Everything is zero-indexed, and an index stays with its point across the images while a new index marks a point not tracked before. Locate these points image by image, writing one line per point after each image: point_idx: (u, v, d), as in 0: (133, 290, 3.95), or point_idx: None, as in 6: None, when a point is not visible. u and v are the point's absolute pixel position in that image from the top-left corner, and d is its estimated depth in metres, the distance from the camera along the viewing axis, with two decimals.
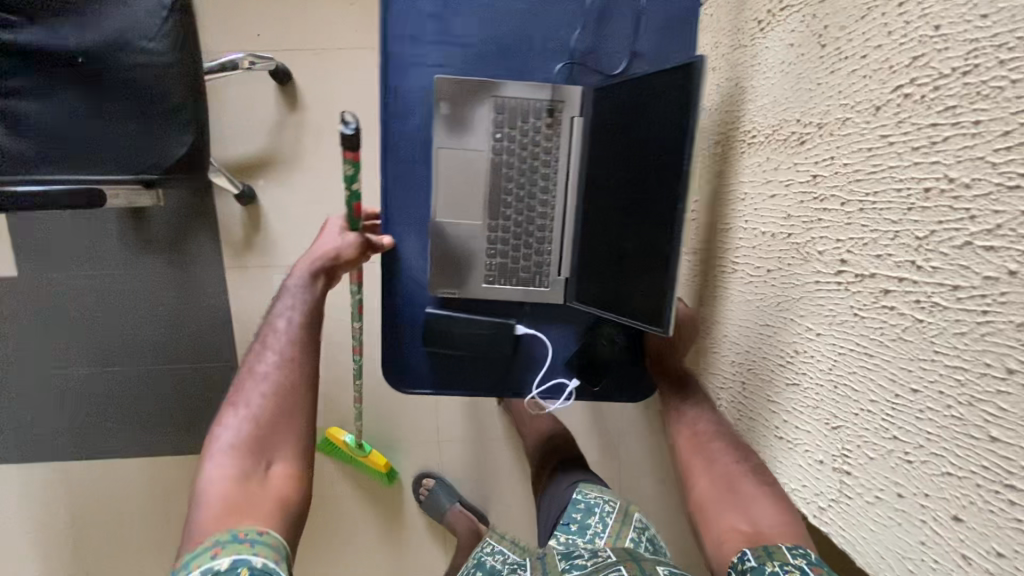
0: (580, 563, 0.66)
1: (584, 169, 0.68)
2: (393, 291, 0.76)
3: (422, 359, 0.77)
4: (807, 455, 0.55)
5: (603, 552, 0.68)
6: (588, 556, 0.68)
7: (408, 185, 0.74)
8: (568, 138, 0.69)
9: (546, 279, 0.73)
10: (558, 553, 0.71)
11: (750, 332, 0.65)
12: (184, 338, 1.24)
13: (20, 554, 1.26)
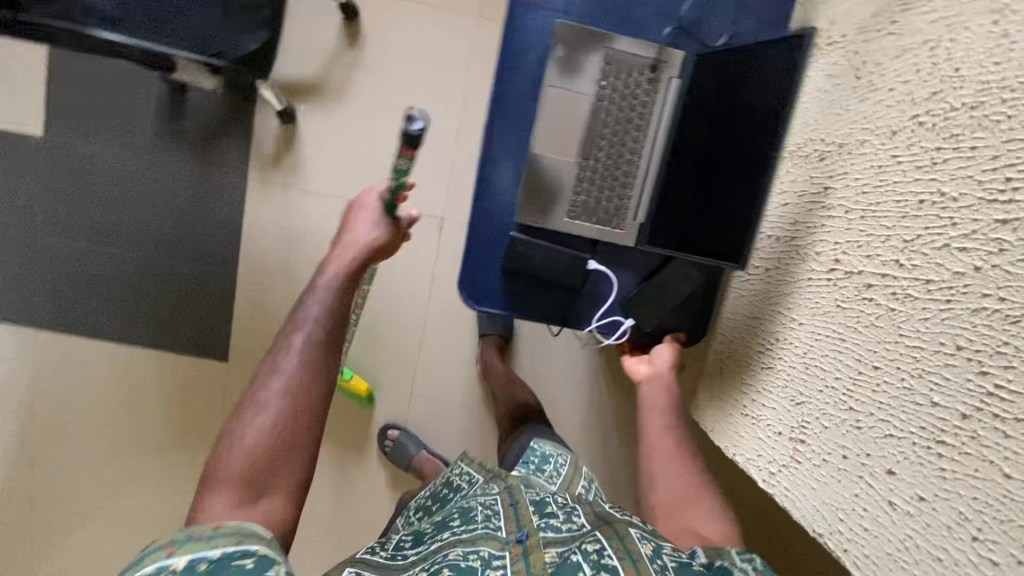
0: (555, 523, 0.71)
1: (675, 128, 0.69)
2: (478, 211, 0.74)
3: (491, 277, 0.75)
4: (768, 428, 0.62)
5: (577, 514, 0.74)
6: (564, 516, 0.72)
7: (501, 114, 0.73)
8: (663, 99, 0.70)
9: (621, 223, 0.72)
10: (531, 504, 0.74)
11: (739, 324, 0.72)
12: (196, 240, 1.28)
13: None
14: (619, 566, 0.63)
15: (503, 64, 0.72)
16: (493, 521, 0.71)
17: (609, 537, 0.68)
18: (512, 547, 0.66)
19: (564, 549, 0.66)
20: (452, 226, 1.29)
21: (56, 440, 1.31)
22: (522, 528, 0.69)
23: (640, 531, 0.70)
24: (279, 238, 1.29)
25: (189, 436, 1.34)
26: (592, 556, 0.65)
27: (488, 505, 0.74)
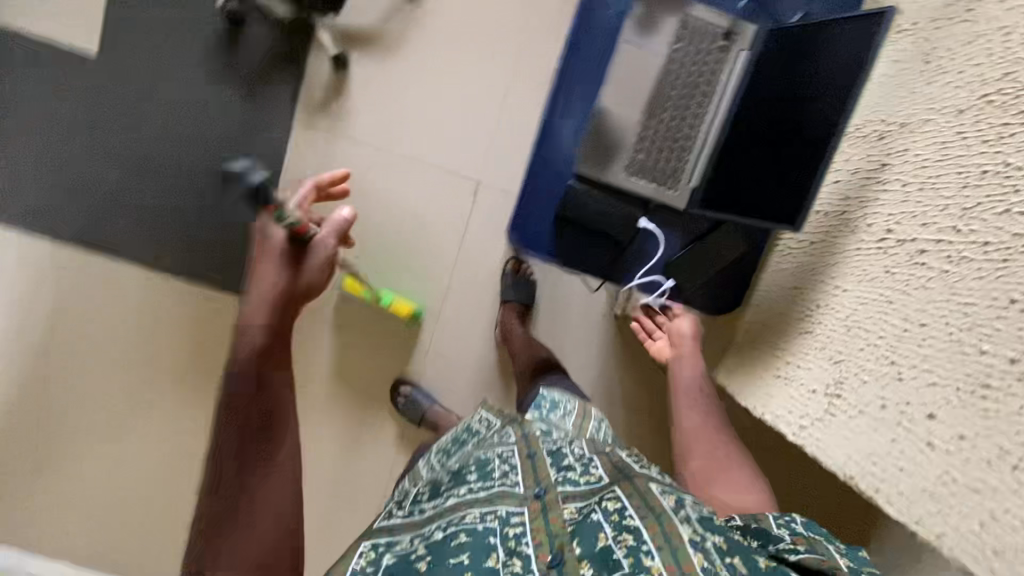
0: (574, 478, 0.78)
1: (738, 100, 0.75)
2: (545, 159, 0.87)
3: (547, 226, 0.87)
4: (802, 387, 0.69)
5: (594, 466, 0.81)
6: (582, 470, 0.80)
7: (582, 78, 0.87)
8: (732, 69, 0.75)
9: (676, 184, 0.78)
10: (548, 456, 0.82)
11: (777, 293, 0.78)
12: (234, 175, 1.29)
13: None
14: (641, 526, 0.70)
15: (577, 49, 0.87)
16: (510, 476, 0.78)
17: (629, 495, 0.74)
18: (530, 504, 0.74)
19: (583, 507, 0.74)
20: (486, 190, 1.32)
21: (73, 361, 1.33)
22: (540, 484, 0.76)
23: (660, 485, 0.77)
24: (316, 184, 1.31)
25: (204, 370, 1.36)
26: (613, 517, 0.72)
27: (506, 458, 0.82)
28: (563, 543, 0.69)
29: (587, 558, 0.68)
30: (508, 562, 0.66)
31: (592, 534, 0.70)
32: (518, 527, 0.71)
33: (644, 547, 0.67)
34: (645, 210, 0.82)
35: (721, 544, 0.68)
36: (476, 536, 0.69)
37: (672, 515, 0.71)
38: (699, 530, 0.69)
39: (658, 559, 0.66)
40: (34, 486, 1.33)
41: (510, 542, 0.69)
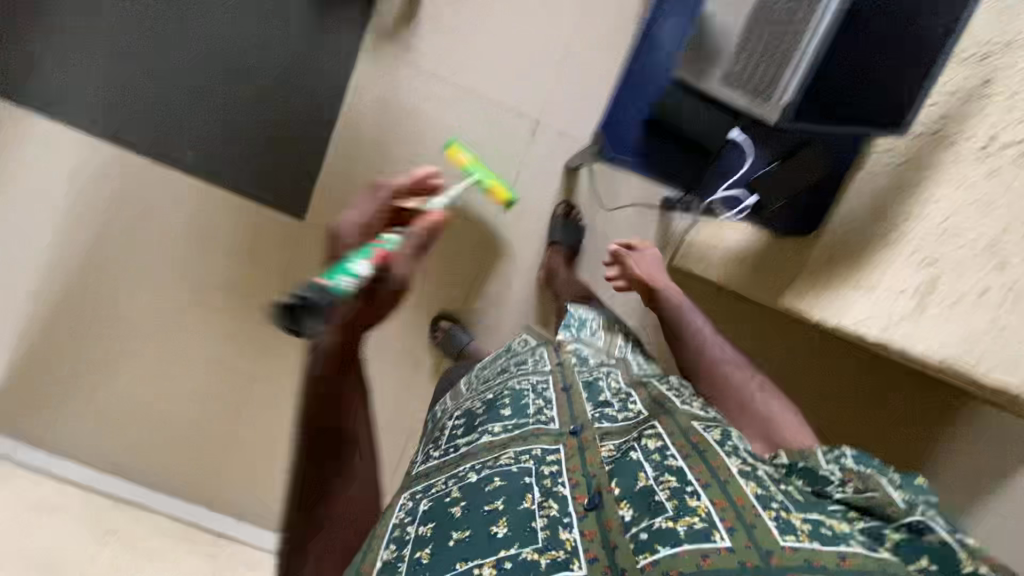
0: (612, 415, 0.82)
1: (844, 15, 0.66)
2: (644, 63, 0.91)
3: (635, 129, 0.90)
4: (889, 291, 0.71)
5: (632, 403, 0.86)
6: (621, 407, 0.84)
7: None
8: None
9: (767, 102, 0.73)
10: (585, 390, 0.87)
11: (859, 209, 0.79)
12: (297, 96, 1.33)
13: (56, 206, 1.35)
14: (684, 466, 0.69)
15: None
16: (548, 411, 0.84)
17: (670, 434, 0.75)
18: (567, 441, 0.77)
19: (622, 445, 0.75)
20: (543, 129, 1.33)
21: (134, 266, 1.40)
22: (576, 422, 0.81)
23: (704, 424, 0.78)
24: (378, 110, 1.34)
25: (256, 286, 1.42)
26: (654, 456, 0.71)
27: (545, 396, 0.88)
28: (602, 483, 0.69)
29: (626, 496, 0.66)
30: (546, 505, 0.66)
31: (634, 473, 0.69)
32: (554, 467, 0.72)
33: (689, 488, 0.65)
34: (736, 122, 0.80)
35: (771, 477, 0.68)
36: (510, 482, 0.69)
37: (720, 450, 0.70)
38: (748, 461, 0.70)
39: (705, 496, 0.64)
40: (98, 372, 1.46)
41: (546, 482, 0.70)
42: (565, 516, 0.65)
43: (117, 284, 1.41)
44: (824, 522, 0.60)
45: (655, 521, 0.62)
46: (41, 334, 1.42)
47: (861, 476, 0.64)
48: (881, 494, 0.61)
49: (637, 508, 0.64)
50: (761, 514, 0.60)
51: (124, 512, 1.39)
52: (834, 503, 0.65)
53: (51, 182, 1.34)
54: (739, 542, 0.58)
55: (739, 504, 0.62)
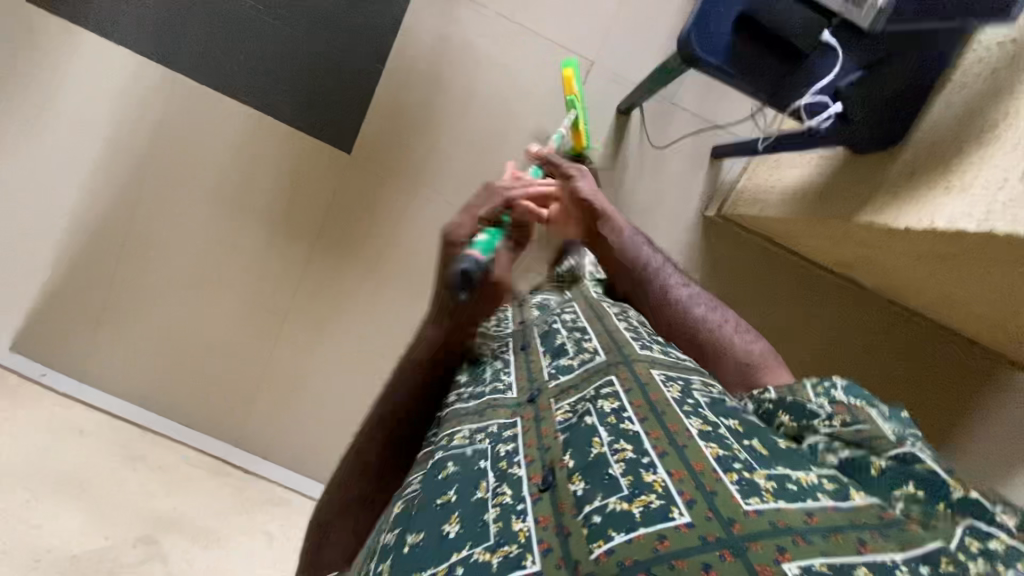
0: (567, 364, 0.75)
1: None
2: None
3: (725, 26, 0.77)
4: (987, 182, 0.66)
5: (587, 342, 0.78)
6: (575, 351, 0.77)
7: None
8: None
9: (862, 8, 0.76)
10: (544, 347, 0.81)
11: (953, 118, 0.74)
12: (352, 26, 1.33)
13: (99, 131, 1.36)
14: (641, 431, 0.57)
15: None
16: (507, 379, 0.77)
17: (628, 390, 0.64)
18: (524, 413, 0.69)
19: (576, 405, 0.65)
20: (597, 70, 1.34)
21: (175, 194, 1.39)
22: (534, 387, 0.73)
23: (664, 371, 0.68)
24: (430, 44, 1.34)
25: (297, 220, 1.41)
26: (609, 419, 0.60)
27: (503, 360, 0.82)
28: (555, 457, 0.59)
29: (579, 469, 0.55)
30: (500, 491, 0.57)
31: (586, 442, 0.58)
32: (512, 446, 0.63)
33: (646, 460, 0.54)
34: (829, 24, 0.77)
35: (734, 429, 0.59)
36: (466, 469, 0.62)
37: (679, 410, 0.60)
38: (710, 419, 0.60)
39: (662, 469, 0.52)
40: (126, 303, 1.44)
41: (501, 464, 0.61)
42: (518, 502, 0.55)
43: (157, 212, 1.40)
44: (789, 476, 0.52)
45: (609, 502, 0.50)
46: (78, 260, 1.41)
47: (848, 409, 0.58)
48: (865, 427, 0.56)
49: (590, 482, 0.53)
50: (721, 477, 0.51)
51: (153, 444, 1.37)
52: (814, 437, 0.58)
53: (96, 106, 1.35)
54: (701, 517, 0.47)
55: (698, 472, 0.51)
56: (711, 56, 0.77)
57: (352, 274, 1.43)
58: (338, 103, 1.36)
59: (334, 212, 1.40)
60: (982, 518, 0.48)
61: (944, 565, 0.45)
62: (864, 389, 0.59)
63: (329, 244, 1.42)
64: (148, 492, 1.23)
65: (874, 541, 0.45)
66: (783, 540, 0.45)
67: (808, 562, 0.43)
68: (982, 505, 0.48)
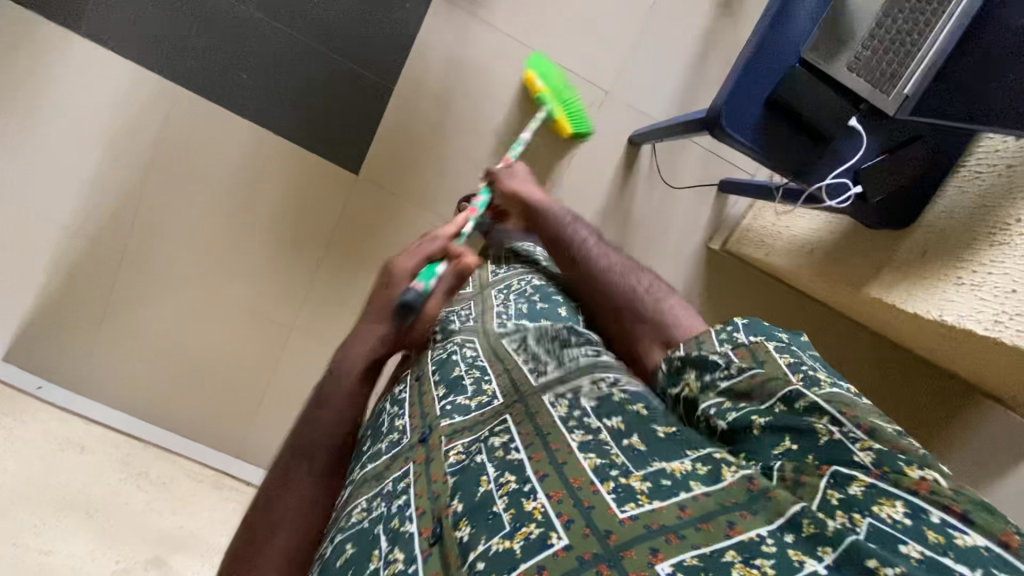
0: (462, 405, 0.66)
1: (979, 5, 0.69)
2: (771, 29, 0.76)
3: (756, 104, 0.78)
4: (995, 288, 0.70)
5: (488, 383, 0.68)
6: (473, 391, 0.67)
7: None
8: None
9: (890, 89, 0.74)
10: (436, 371, 0.74)
11: (959, 216, 0.79)
12: (366, 44, 1.30)
13: (91, 139, 1.31)
14: (525, 458, 0.54)
15: None
16: (401, 425, 0.69)
17: (518, 422, 0.59)
18: (416, 457, 0.62)
19: (471, 444, 0.59)
20: (613, 99, 1.33)
21: (173, 207, 1.35)
22: (425, 425, 0.65)
23: (553, 393, 0.62)
24: (443, 66, 1.32)
25: (302, 237, 1.39)
26: (497, 455, 0.55)
27: (400, 401, 0.74)
28: (444, 505, 0.53)
29: (466, 513, 0.51)
30: (393, 559, 0.52)
31: (474, 480, 0.54)
32: (404, 498, 0.57)
33: (527, 487, 0.51)
34: (856, 110, 0.78)
35: (616, 427, 0.56)
36: (362, 543, 0.56)
37: (563, 428, 0.56)
38: (591, 425, 0.56)
39: (542, 493, 0.50)
40: (121, 316, 1.41)
41: (393, 522, 0.56)
42: (409, 566, 0.50)
43: (155, 225, 1.36)
44: (663, 470, 0.50)
45: (492, 543, 0.47)
46: (73, 270, 1.36)
47: (742, 358, 0.55)
48: (755, 373, 0.53)
49: (475, 526, 0.49)
50: (598, 489, 0.49)
51: (155, 458, 1.35)
52: (709, 402, 0.56)
53: (89, 113, 1.29)
54: (577, 536, 0.45)
55: (576, 488, 0.49)
56: (736, 133, 0.78)
57: (358, 291, 1.42)
58: (346, 121, 1.34)
59: (340, 232, 1.38)
60: (846, 463, 0.44)
61: (805, 528, 0.42)
62: (765, 323, 0.59)
63: (333, 263, 1.40)
64: (154, 510, 1.22)
65: (742, 520, 0.44)
66: (654, 539, 0.43)
67: (678, 558, 0.42)
68: (844, 448, 0.45)
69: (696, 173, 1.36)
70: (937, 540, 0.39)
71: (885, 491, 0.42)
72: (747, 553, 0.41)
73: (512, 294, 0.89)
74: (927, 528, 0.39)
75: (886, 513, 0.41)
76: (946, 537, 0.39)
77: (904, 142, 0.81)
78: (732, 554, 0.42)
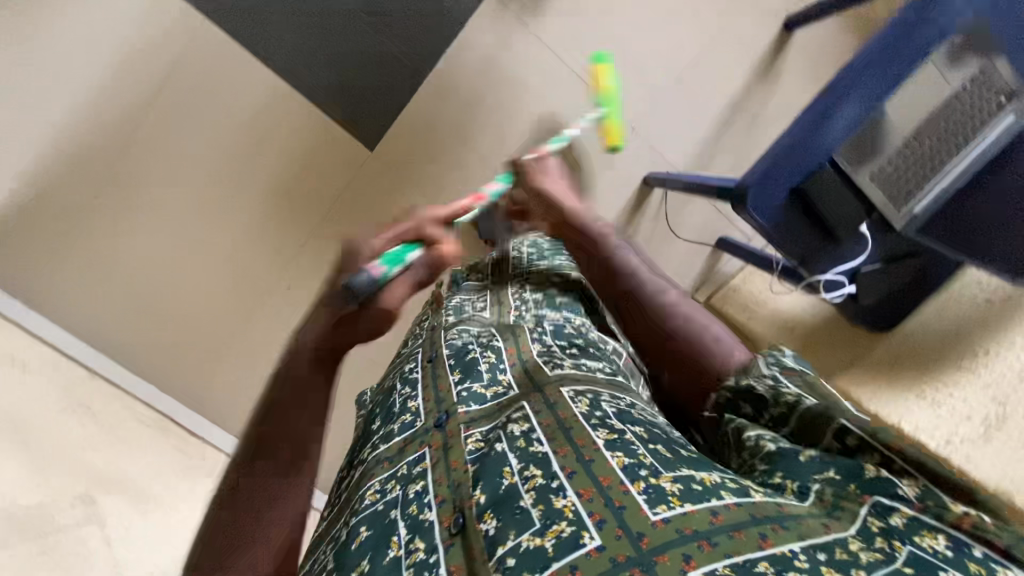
0: (478, 393, 0.61)
1: (987, 158, 0.76)
2: (806, 135, 0.77)
3: (782, 191, 0.82)
4: (955, 412, 0.87)
5: (503, 373, 0.65)
6: (488, 379, 0.63)
7: (895, 53, 0.73)
8: (991, 129, 0.75)
9: (902, 205, 0.80)
10: (450, 355, 0.68)
11: (938, 338, 0.93)
12: (409, 23, 1.28)
13: (101, 51, 1.25)
14: (550, 451, 0.48)
15: (911, 21, 0.72)
16: (414, 406, 0.62)
17: (539, 412, 0.53)
18: (432, 441, 0.56)
19: (489, 433, 0.54)
20: (637, 137, 1.35)
21: (172, 139, 1.30)
22: (441, 411, 0.59)
23: (573, 388, 0.57)
24: (481, 65, 1.31)
25: (302, 200, 1.36)
26: (519, 444, 0.50)
27: (411, 380, 0.67)
28: (465, 495, 0.48)
29: (490, 506, 0.45)
30: (413, 548, 0.46)
31: (496, 471, 0.48)
32: (421, 484, 0.51)
33: (555, 483, 0.45)
34: (868, 217, 0.83)
35: (641, 435, 0.50)
36: (378, 526, 0.49)
37: (586, 424, 0.50)
38: (614, 425, 0.51)
39: (570, 490, 0.44)
40: (90, 237, 1.33)
41: (411, 509, 0.49)
42: (430, 557, 0.44)
43: (150, 153, 1.31)
44: (694, 476, 0.44)
45: (521, 539, 0.42)
46: (49, 178, 1.28)
47: (793, 385, 0.53)
48: (807, 404, 0.50)
49: (502, 520, 0.44)
50: (629, 489, 0.43)
51: (100, 392, 1.29)
52: (758, 431, 0.51)
53: (106, 24, 1.24)
54: (610, 537, 0.40)
55: (605, 487, 0.44)
56: (757, 214, 0.83)
57: None
58: (372, 95, 1.31)
59: (342, 203, 1.36)
60: (889, 493, 0.39)
61: (839, 553, 0.37)
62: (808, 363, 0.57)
63: (329, 232, 1.37)
64: (89, 445, 1.18)
65: (774, 532, 0.38)
66: (688, 546, 0.38)
67: (712, 568, 0.37)
68: (888, 480, 0.40)
69: (699, 227, 1.41)
70: (980, 573, 0.34)
71: (929, 523, 0.37)
72: (779, 566, 0.36)
73: (529, 286, 0.86)
74: (970, 560, 0.35)
75: (928, 544, 0.36)
76: (988, 570, 0.34)
77: (902, 256, 0.88)
78: (765, 565, 0.36)
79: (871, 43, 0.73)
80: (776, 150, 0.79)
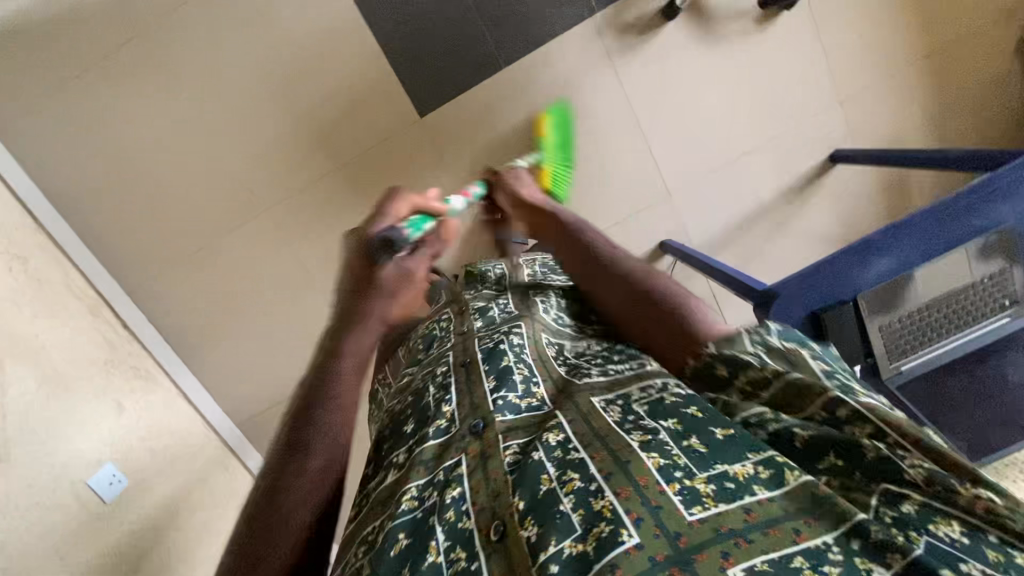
0: (513, 403, 0.64)
1: (971, 346, 0.87)
2: (842, 270, 0.83)
3: (803, 311, 0.85)
4: None
5: (536, 386, 0.67)
6: (523, 391, 0.66)
7: (943, 229, 0.81)
8: (985, 323, 0.86)
9: (895, 359, 0.88)
10: (484, 360, 0.72)
11: None
12: (502, 13, 1.26)
13: None
14: (587, 458, 0.52)
15: (966, 207, 0.79)
16: (449, 411, 0.67)
17: (572, 422, 0.57)
18: (469, 449, 0.60)
19: (527, 445, 0.57)
20: (669, 203, 1.41)
21: (219, 28, 1.22)
22: (477, 418, 0.63)
23: (604, 397, 0.60)
24: (555, 82, 1.32)
25: (332, 139, 1.31)
26: (556, 454, 0.54)
27: (444, 384, 0.73)
28: (506, 502, 0.52)
29: (531, 512, 0.49)
30: (454, 558, 0.50)
31: (533, 479, 0.52)
32: (457, 490, 0.55)
33: (593, 486, 0.49)
34: (864, 359, 0.88)
35: (671, 428, 0.53)
36: (418, 534, 0.54)
37: (621, 429, 0.54)
38: (647, 425, 0.54)
39: (609, 491, 0.48)
40: (92, 92, 1.23)
41: (449, 514, 0.54)
42: (472, 564, 0.49)
43: (189, 31, 1.22)
44: (727, 472, 0.47)
45: (563, 545, 0.45)
46: (73, 18, 1.18)
47: (776, 360, 0.56)
48: (793, 374, 0.53)
49: (543, 527, 0.48)
50: (665, 489, 0.46)
51: (45, 254, 1.20)
52: (750, 411, 0.54)
53: None
54: (648, 536, 0.43)
55: (643, 487, 0.47)
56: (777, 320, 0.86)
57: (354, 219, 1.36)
58: (442, 67, 1.28)
59: (372, 158, 1.32)
60: (896, 480, 0.44)
61: (861, 562, 0.39)
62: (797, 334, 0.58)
63: (347, 178, 1.33)
64: (16, 302, 1.08)
65: (807, 527, 0.42)
66: (726, 544, 0.41)
67: (749, 563, 0.40)
68: (891, 463, 0.45)
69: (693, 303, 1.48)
70: (997, 559, 0.38)
71: (940, 509, 0.42)
72: (814, 561, 0.40)
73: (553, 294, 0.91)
74: (986, 547, 0.39)
75: (943, 530, 0.41)
76: (1005, 556, 0.38)
77: None
78: (799, 560, 0.40)
79: (920, 210, 0.80)
80: (813, 271, 0.83)
